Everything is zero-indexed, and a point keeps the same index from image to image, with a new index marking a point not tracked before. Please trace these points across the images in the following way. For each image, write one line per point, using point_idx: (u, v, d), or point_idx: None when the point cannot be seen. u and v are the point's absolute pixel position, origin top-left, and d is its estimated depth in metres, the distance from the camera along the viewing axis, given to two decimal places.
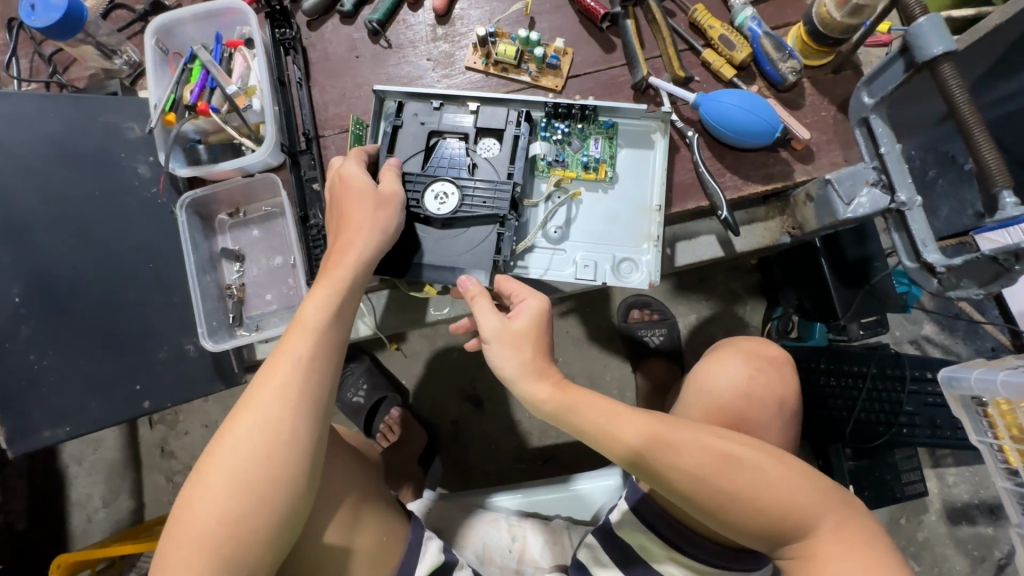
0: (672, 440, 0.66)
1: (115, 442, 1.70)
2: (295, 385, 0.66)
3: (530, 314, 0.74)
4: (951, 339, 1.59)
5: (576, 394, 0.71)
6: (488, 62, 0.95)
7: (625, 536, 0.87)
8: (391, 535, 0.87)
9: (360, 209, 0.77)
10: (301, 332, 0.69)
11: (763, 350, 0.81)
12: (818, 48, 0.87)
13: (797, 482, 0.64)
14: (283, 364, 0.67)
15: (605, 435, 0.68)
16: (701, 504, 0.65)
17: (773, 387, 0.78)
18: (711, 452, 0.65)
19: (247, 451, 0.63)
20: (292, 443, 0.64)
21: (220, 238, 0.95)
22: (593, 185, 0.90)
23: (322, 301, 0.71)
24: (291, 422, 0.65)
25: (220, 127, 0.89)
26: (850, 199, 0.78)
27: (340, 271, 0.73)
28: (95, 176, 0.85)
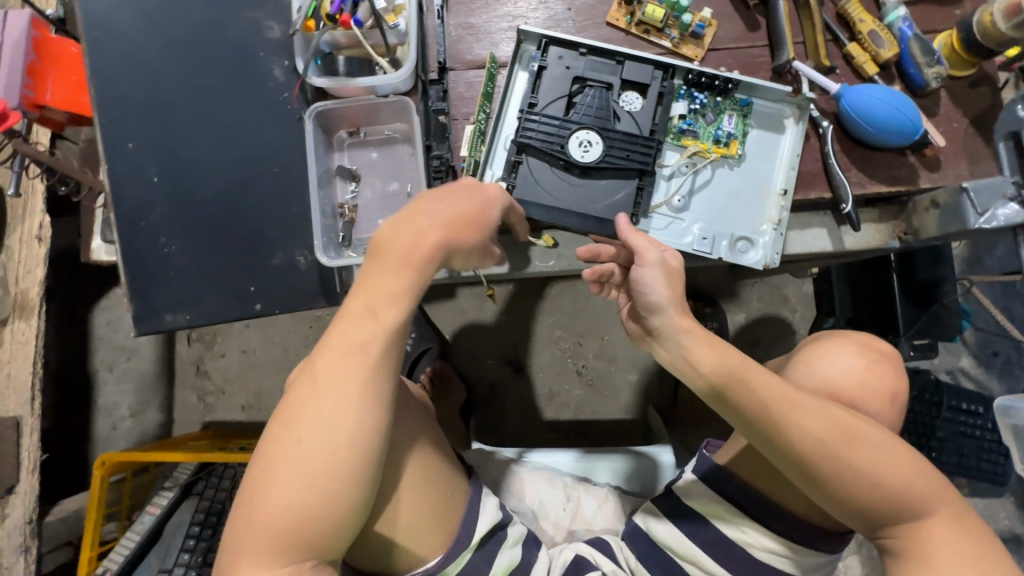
0: (800, 410, 0.65)
1: (149, 354, 1.69)
2: (362, 378, 0.59)
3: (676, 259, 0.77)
4: (986, 375, 1.62)
5: (714, 347, 0.71)
6: (631, 21, 0.94)
7: (694, 505, 0.88)
8: (452, 495, 0.81)
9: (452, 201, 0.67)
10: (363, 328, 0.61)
11: (877, 343, 0.83)
12: (967, 57, 0.87)
13: (919, 472, 0.65)
14: (348, 355, 0.60)
15: (732, 383, 0.68)
16: (821, 473, 0.64)
17: (886, 380, 0.79)
18: (835, 423, 0.65)
19: (313, 443, 0.57)
20: (358, 442, 0.58)
21: (337, 155, 0.94)
22: (721, 160, 0.91)
23: (388, 289, 0.63)
24: (355, 415, 0.58)
25: (357, 42, 0.87)
26: (985, 209, 0.79)
27: (414, 259, 0.63)
28: (233, 70, 0.83)
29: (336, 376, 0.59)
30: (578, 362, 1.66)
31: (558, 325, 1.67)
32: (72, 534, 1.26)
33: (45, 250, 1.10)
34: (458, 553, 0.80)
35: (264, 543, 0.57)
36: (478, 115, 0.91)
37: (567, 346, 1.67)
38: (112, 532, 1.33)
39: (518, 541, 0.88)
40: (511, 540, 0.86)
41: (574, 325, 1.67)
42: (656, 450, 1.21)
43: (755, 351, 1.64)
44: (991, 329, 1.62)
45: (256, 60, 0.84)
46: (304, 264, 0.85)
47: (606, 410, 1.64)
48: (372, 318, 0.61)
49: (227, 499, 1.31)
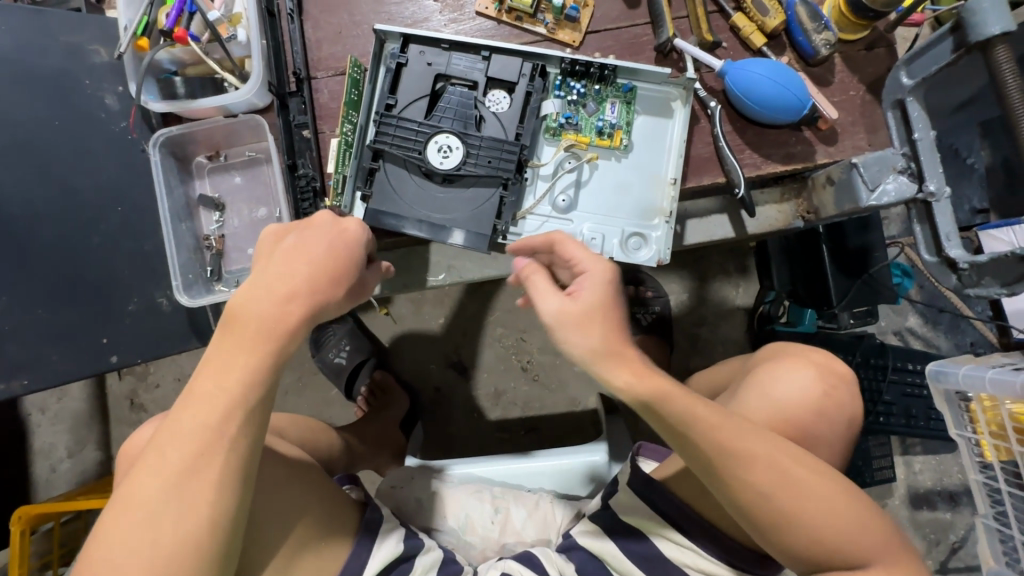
0: (753, 458, 0.56)
1: (80, 392, 1.63)
2: (193, 460, 0.51)
3: (597, 286, 0.59)
4: (933, 332, 1.60)
5: (663, 382, 0.56)
6: (501, 8, 0.87)
7: (628, 521, 0.79)
8: (328, 550, 0.74)
9: (308, 246, 0.58)
10: (204, 400, 0.52)
11: (832, 364, 0.76)
12: (856, 20, 0.82)
13: (861, 521, 0.56)
14: (178, 430, 0.52)
15: (677, 417, 0.56)
16: (755, 516, 0.56)
17: (843, 407, 0.74)
18: (773, 464, 0.55)
19: (133, 535, 0.49)
20: (195, 530, 0.50)
21: (198, 183, 0.87)
22: (607, 153, 0.85)
23: (238, 360, 0.54)
24: (205, 506, 0.51)
25: (200, 58, 0.81)
26: (876, 185, 0.74)
27: (270, 324, 0.55)
28: (55, 102, 0.75)
29: (165, 456, 0.51)
30: (523, 358, 1.62)
31: (499, 322, 1.63)
32: None
33: None
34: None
35: None
36: (344, 127, 0.83)
37: (510, 343, 1.63)
38: None
39: (433, 568, 0.82)
40: (422, 568, 0.80)
41: (515, 320, 1.63)
42: (590, 449, 1.17)
43: (700, 330, 1.61)
44: (935, 287, 1.59)
45: (84, 90, 0.77)
46: (168, 305, 0.81)
47: (554, 404, 1.61)
48: (213, 390, 0.53)
49: None
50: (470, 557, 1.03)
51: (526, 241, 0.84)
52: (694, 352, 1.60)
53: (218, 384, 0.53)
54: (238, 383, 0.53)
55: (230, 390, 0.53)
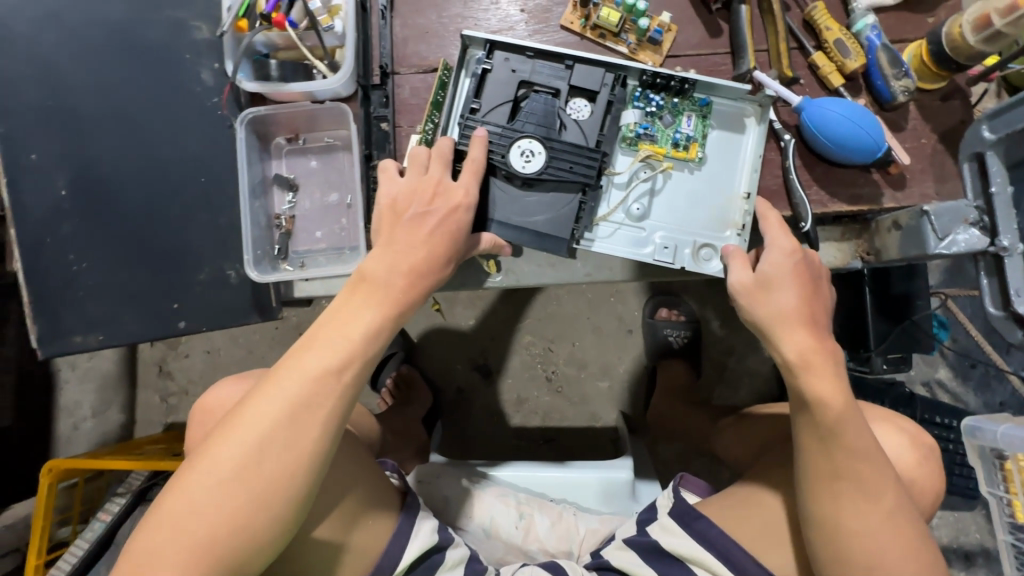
0: (865, 492, 0.63)
1: (112, 354, 1.65)
2: (303, 396, 0.59)
3: (784, 258, 0.67)
4: (962, 388, 1.58)
5: (820, 377, 0.63)
6: (586, 25, 0.89)
7: (667, 546, 0.86)
8: (378, 520, 0.78)
9: (421, 222, 0.68)
10: (326, 345, 0.61)
11: (923, 437, 0.81)
12: (936, 70, 0.83)
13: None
14: (297, 366, 0.60)
15: (815, 422, 0.64)
16: (839, 534, 0.64)
17: (930, 483, 0.78)
18: (880, 502, 0.63)
19: (243, 449, 0.57)
20: (301, 451, 0.58)
21: (274, 163, 0.89)
22: (681, 164, 0.87)
23: (366, 317, 0.63)
24: (315, 430, 0.59)
25: (294, 44, 0.82)
26: (945, 235, 0.76)
27: (388, 290, 0.64)
28: (155, 73, 0.78)
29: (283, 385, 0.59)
30: (548, 368, 1.63)
31: (528, 329, 1.64)
32: (20, 541, 1.25)
33: None
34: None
35: (187, 547, 0.55)
36: (426, 126, 0.86)
37: (537, 352, 1.63)
38: (65, 537, 1.31)
39: (461, 562, 0.83)
40: (451, 562, 0.81)
41: (545, 330, 1.64)
42: (616, 465, 1.17)
43: (728, 359, 1.60)
44: (969, 341, 1.57)
45: (182, 63, 0.80)
46: (235, 279, 0.82)
47: (575, 417, 1.61)
48: (335, 337, 0.62)
49: None
50: (490, 559, 1.05)
51: (598, 247, 0.86)
52: (720, 381, 1.59)
53: (342, 333, 0.62)
54: (360, 336, 0.62)
55: (353, 340, 0.62)
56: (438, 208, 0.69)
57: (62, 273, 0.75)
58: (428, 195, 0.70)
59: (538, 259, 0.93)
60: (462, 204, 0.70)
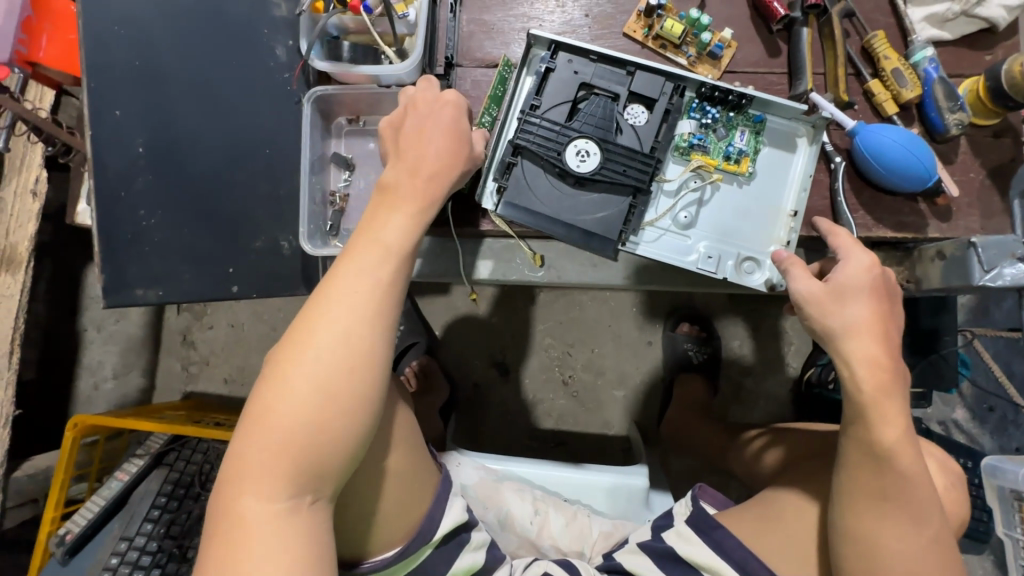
0: (908, 516, 0.65)
1: (139, 318, 1.66)
2: (376, 311, 0.58)
3: (862, 273, 0.66)
4: (978, 430, 1.55)
5: (889, 400, 0.64)
6: (648, 34, 0.91)
7: (685, 555, 0.85)
8: (422, 482, 0.79)
9: (435, 131, 0.66)
10: (385, 257, 0.60)
11: (950, 463, 0.83)
12: (991, 106, 0.84)
13: None
14: (361, 279, 0.58)
15: (871, 444, 0.65)
16: (883, 552, 0.66)
17: (958, 507, 0.79)
18: (926, 524, 0.65)
19: (330, 371, 0.55)
20: (369, 360, 0.57)
21: (334, 142, 0.92)
22: (730, 177, 0.88)
23: (404, 221, 0.61)
24: (377, 338, 0.57)
25: (365, 28, 0.84)
26: (990, 267, 0.77)
27: (426, 195, 0.63)
28: (235, 45, 0.82)
29: (350, 299, 0.57)
30: (565, 372, 1.64)
31: (549, 332, 1.65)
32: (38, 491, 1.27)
33: (38, 206, 1.09)
34: (419, 547, 0.77)
35: (277, 470, 0.54)
36: (483, 119, 0.90)
37: (556, 354, 1.64)
38: (81, 493, 1.33)
39: (480, 548, 0.85)
40: (474, 544, 0.84)
41: (565, 334, 1.64)
42: (631, 472, 1.17)
43: (745, 379, 1.60)
44: (990, 385, 1.55)
45: (260, 37, 0.83)
46: (288, 250, 0.85)
47: (587, 423, 1.62)
48: (383, 245, 0.60)
49: (199, 473, 1.28)
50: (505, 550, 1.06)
51: (643, 250, 0.87)
52: (735, 401, 1.60)
53: (377, 239, 0.60)
54: (398, 240, 0.61)
55: (393, 245, 0.60)
56: (438, 118, 0.67)
57: (131, 226, 0.79)
58: (424, 111, 0.67)
59: (580, 257, 0.98)
60: (454, 105, 0.68)
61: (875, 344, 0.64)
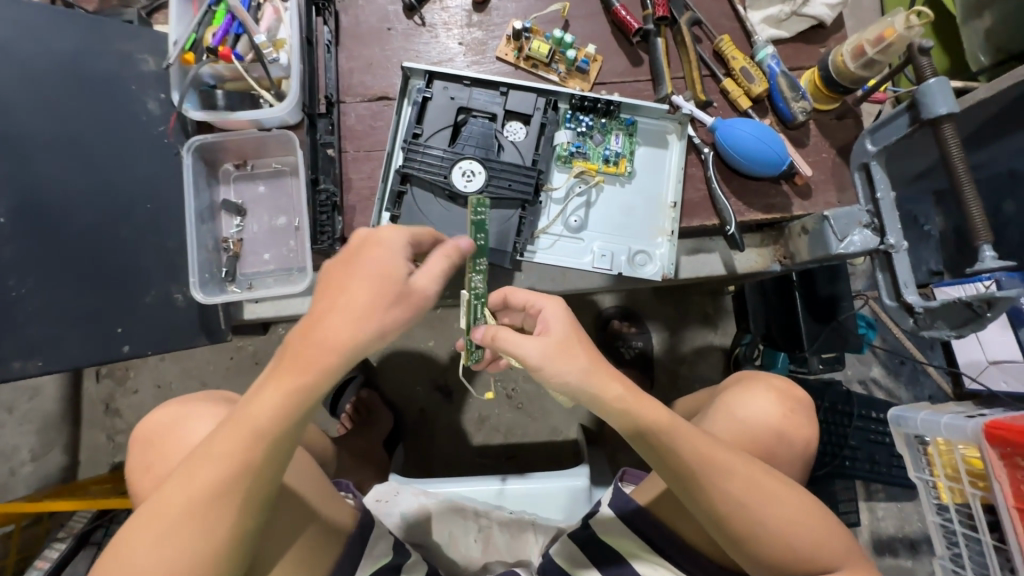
0: (691, 455, 0.61)
1: (54, 393, 1.56)
2: (240, 495, 0.51)
3: (563, 322, 0.65)
4: (894, 384, 1.66)
5: (641, 396, 0.62)
6: (520, 56, 0.96)
7: (608, 540, 0.81)
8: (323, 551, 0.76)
9: (357, 291, 0.54)
10: (251, 431, 0.52)
11: (792, 392, 0.82)
12: (828, 93, 0.93)
13: (809, 523, 0.61)
14: (216, 454, 0.51)
15: (649, 438, 0.61)
16: (736, 531, 0.60)
17: (801, 429, 0.79)
18: (745, 480, 0.61)
19: (167, 551, 0.49)
20: (217, 543, 0.51)
21: (223, 188, 0.95)
22: (612, 178, 0.94)
23: (281, 398, 0.52)
24: (227, 523, 0.51)
25: (240, 75, 0.88)
26: (843, 236, 0.84)
27: (313, 364, 0.52)
28: (104, 106, 0.85)
29: (201, 480, 0.50)
30: (508, 386, 1.65)
31: None
32: None
33: None
34: None
35: None
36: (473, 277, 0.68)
37: (497, 369, 1.66)
38: None
39: None
40: None
41: None
42: (574, 474, 1.20)
43: (680, 367, 1.66)
44: (896, 340, 1.66)
45: (128, 94, 0.88)
46: (181, 301, 0.94)
47: (535, 432, 1.63)
48: (260, 427, 0.52)
49: None
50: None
51: (542, 257, 0.92)
52: (673, 390, 1.65)
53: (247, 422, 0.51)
54: (272, 421, 0.52)
55: (260, 423, 0.52)
56: (369, 263, 0.56)
57: (1, 300, 0.73)
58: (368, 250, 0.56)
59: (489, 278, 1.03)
60: (396, 244, 0.56)
61: (578, 364, 0.62)
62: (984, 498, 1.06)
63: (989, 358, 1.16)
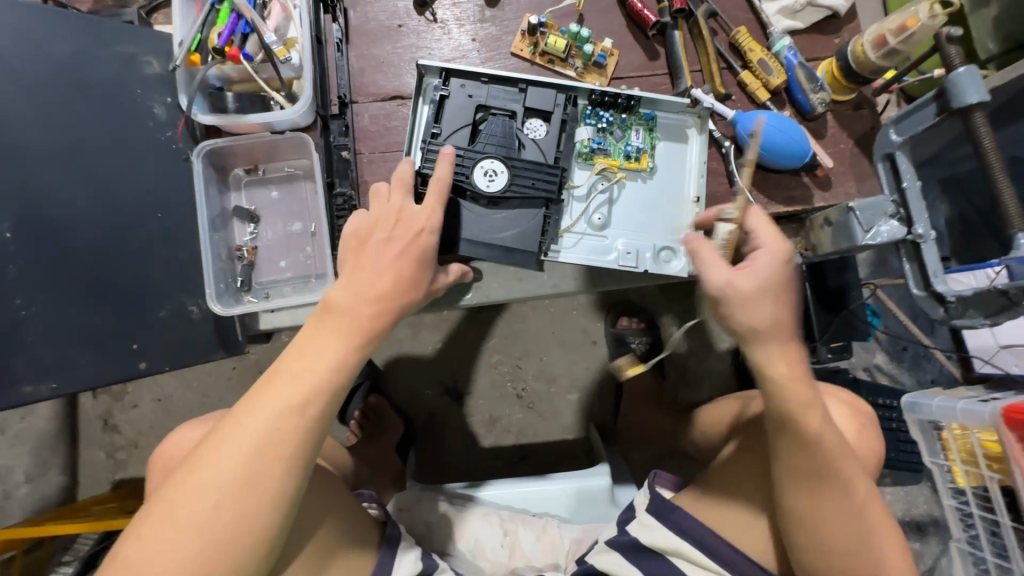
0: (829, 455, 0.65)
1: (49, 411, 1.50)
2: (293, 439, 0.57)
3: (771, 263, 0.66)
4: (897, 369, 1.68)
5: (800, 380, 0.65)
6: (535, 52, 0.94)
7: (648, 544, 0.83)
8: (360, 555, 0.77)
9: (394, 256, 0.66)
10: (306, 378, 0.59)
11: (860, 411, 0.89)
12: (846, 84, 0.93)
13: (874, 524, 0.69)
14: (272, 398, 0.58)
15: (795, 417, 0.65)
16: (815, 512, 0.67)
17: (868, 445, 0.85)
18: (844, 473, 0.67)
19: (227, 477, 0.55)
20: (274, 484, 0.56)
21: (233, 195, 0.92)
22: (634, 174, 0.92)
23: (331, 347, 0.61)
24: (281, 465, 0.57)
25: (248, 77, 0.86)
26: (870, 227, 0.82)
27: (352, 315, 0.62)
28: (108, 114, 0.81)
29: (260, 419, 0.57)
30: (518, 385, 1.63)
31: (496, 349, 1.64)
32: None
33: None
34: None
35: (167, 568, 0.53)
36: None
37: (506, 370, 1.64)
38: None
39: None
40: None
41: (512, 347, 1.65)
42: (594, 473, 1.19)
43: (689, 360, 1.66)
44: (900, 326, 1.68)
45: (132, 99, 0.84)
46: (197, 313, 0.91)
47: (547, 431, 1.62)
48: (316, 372, 0.60)
49: None
50: None
51: (567, 257, 0.89)
52: (683, 384, 1.65)
53: (305, 367, 0.60)
54: (325, 371, 0.60)
55: (316, 372, 0.60)
56: (402, 236, 0.68)
57: (8, 319, 0.70)
58: (395, 221, 0.69)
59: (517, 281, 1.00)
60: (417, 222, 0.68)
61: (755, 312, 0.64)
62: (1002, 481, 1.08)
63: (1000, 343, 1.17)
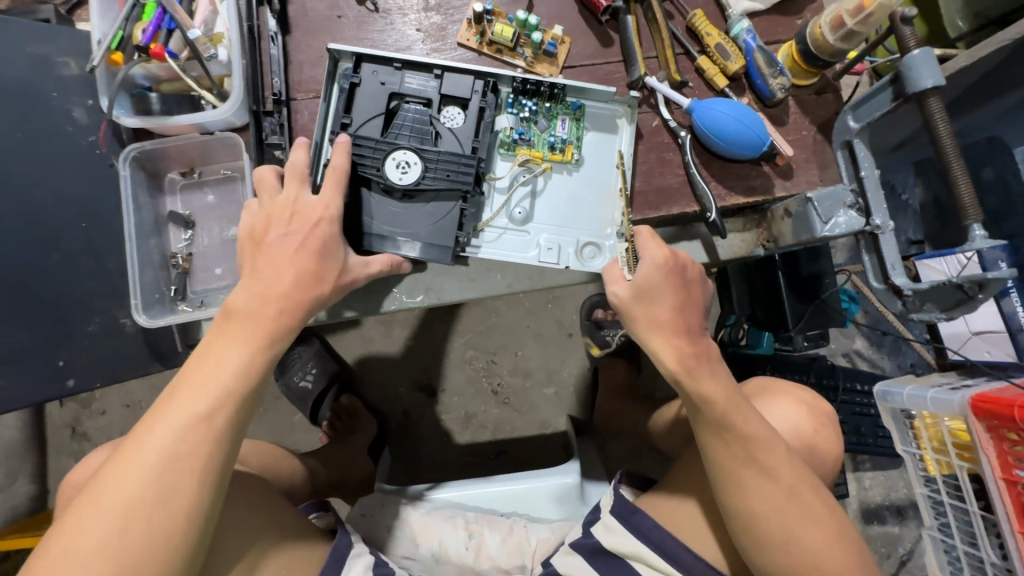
0: (750, 439, 0.67)
1: (15, 420, 1.48)
2: (201, 449, 0.57)
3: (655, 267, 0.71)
4: (877, 354, 1.66)
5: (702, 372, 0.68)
6: (482, 41, 0.90)
7: (610, 547, 0.82)
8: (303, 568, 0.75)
9: (292, 256, 0.67)
10: (210, 386, 0.60)
11: (819, 406, 0.87)
12: (806, 67, 0.89)
13: (813, 515, 0.67)
14: (177, 409, 0.58)
15: (703, 405, 0.68)
16: (751, 500, 0.67)
17: (827, 444, 0.84)
18: (773, 459, 0.68)
19: (132, 494, 0.54)
20: (187, 497, 0.56)
21: (169, 200, 0.90)
22: (560, 166, 0.90)
23: (237, 354, 0.62)
24: (194, 478, 0.56)
25: (176, 75, 0.82)
26: (828, 218, 0.79)
27: (256, 318, 0.63)
28: (22, 115, 0.81)
29: (165, 432, 0.57)
30: (493, 381, 1.61)
31: (470, 344, 1.62)
32: None
33: None
34: None
35: None
36: None
37: (481, 365, 1.62)
38: None
39: None
40: None
41: (486, 342, 1.62)
42: (563, 471, 1.17)
43: None
44: (879, 311, 1.66)
45: (50, 102, 0.83)
46: (131, 327, 0.91)
47: (523, 426, 1.60)
48: (222, 379, 0.60)
49: None
50: None
51: (485, 252, 0.88)
52: (661, 375, 1.63)
53: (209, 374, 0.60)
54: (231, 376, 0.61)
55: (223, 379, 0.60)
56: (301, 228, 0.69)
57: None
58: (291, 216, 0.70)
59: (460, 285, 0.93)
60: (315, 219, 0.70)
61: (658, 309, 0.70)
62: (971, 469, 1.07)
63: (972, 330, 1.15)
